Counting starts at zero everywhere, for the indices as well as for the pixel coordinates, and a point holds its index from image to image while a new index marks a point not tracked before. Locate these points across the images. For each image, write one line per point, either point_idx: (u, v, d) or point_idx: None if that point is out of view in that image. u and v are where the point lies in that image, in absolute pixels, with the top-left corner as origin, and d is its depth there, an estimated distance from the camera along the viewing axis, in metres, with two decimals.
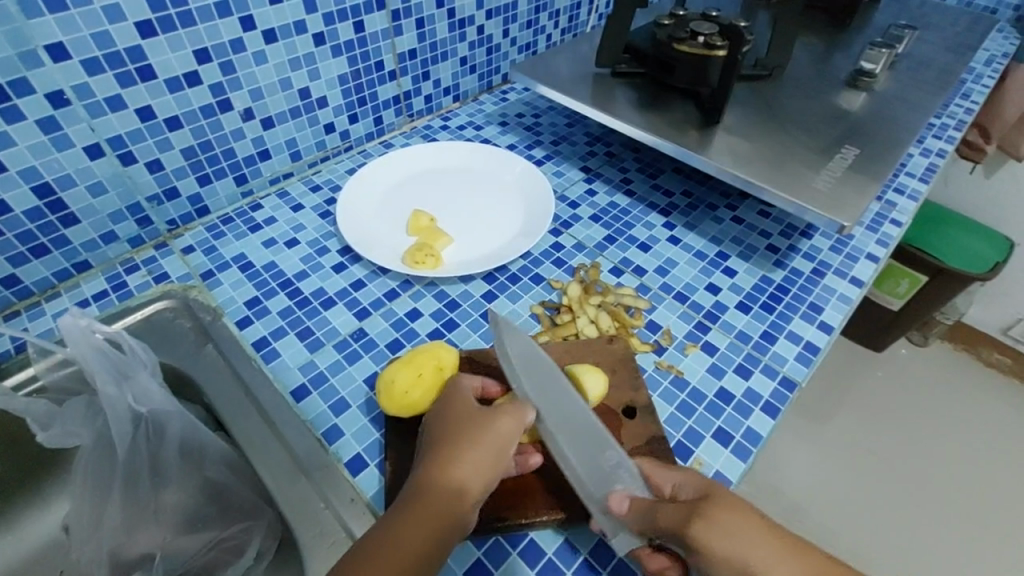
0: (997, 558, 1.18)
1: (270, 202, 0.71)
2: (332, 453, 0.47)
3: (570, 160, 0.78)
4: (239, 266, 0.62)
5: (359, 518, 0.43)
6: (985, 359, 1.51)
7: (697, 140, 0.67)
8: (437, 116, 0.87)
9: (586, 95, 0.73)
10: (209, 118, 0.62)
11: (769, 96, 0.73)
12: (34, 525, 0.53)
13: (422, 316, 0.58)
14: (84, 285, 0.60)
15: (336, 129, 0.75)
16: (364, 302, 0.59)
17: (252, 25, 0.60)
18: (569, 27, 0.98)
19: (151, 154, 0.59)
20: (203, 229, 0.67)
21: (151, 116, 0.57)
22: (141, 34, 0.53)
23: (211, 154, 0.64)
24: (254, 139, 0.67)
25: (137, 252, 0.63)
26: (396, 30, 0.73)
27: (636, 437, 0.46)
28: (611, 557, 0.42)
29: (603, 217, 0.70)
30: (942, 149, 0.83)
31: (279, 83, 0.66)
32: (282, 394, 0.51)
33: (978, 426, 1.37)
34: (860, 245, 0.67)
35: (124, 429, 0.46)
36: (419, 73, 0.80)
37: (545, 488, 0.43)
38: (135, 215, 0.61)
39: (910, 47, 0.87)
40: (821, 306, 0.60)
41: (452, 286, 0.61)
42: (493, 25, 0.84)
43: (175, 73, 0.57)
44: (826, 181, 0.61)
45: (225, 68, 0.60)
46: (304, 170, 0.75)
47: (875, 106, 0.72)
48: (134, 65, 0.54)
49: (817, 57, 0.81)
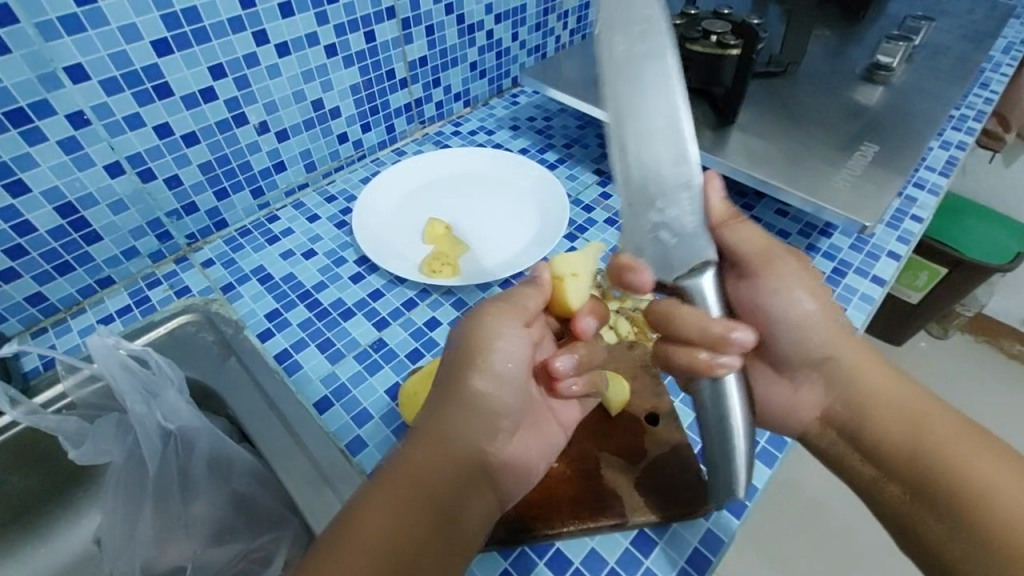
0: None
1: (286, 213, 0.72)
2: (357, 465, 0.47)
3: (583, 164, 0.78)
4: (259, 279, 0.63)
5: None
6: (1008, 350, 1.48)
7: (712, 141, 0.66)
8: (448, 122, 0.87)
9: (597, 98, 0.73)
10: (225, 133, 0.62)
11: (784, 94, 0.72)
12: (67, 537, 0.54)
13: (441, 325, 0.58)
14: (108, 300, 0.61)
15: (349, 139, 0.75)
16: (383, 312, 0.59)
17: (265, 39, 0.60)
18: (578, 28, 0.98)
19: (170, 170, 0.60)
20: (222, 242, 0.68)
21: (169, 133, 0.58)
22: (158, 52, 0.53)
23: (227, 168, 0.65)
24: (270, 151, 0.68)
25: (158, 267, 0.64)
26: (405, 38, 0.73)
27: (660, 444, 0.46)
28: (638, 563, 0.42)
29: (618, 220, 0.70)
30: (962, 141, 0.82)
31: (293, 95, 0.66)
32: (305, 407, 0.51)
33: (1001, 421, 1.35)
34: (881, 243, 0.66)
35: (155, 444, 0.48)
36: (429, 80, 0.80)
37: (570, 498, 0.43)
38: (156, 230, 0.62)
39: (928, 39, 0.85)
40: (842, 306, 0.59)
41: (469, 294, 0.61)
42: (502, 29, 0.84)
43: (191, 89, 0.57)
44: (846, 180, 0.60)
45: (240, 82, 0.61)
46: (318, 180, 0.75)
47: (893, 101, 0.71)
48: (152, 83, 0.55)
49: (831, 51, 0.80)
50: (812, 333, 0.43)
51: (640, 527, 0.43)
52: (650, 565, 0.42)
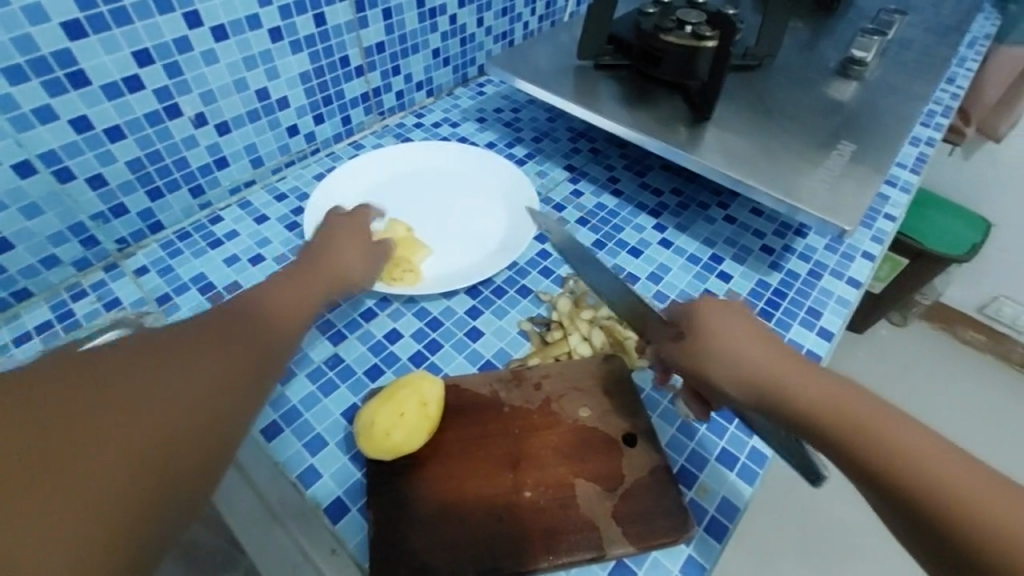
0: None
1: (231, 213, 0.66)
2: (309, 499, 0.43)
3: (554, 159, 0.74)
4: (199, 288, 0.57)
5: (342, 571, 0.40)
6: (961, 337, 1.53)
7: (687, 138, 0.63)
8: (410, 113, 0.81)
9: (567, 89, 0.69)
10: (156, 126, 0.56)
11: (759, 87, 0.69)
12: None
13: (402, 338, 0.54)
14: (26, 315, 0.54)
15: (300, 132, 0.69)
16: (338, 324, 0.54)
17: (198, 21, 0.54)
18: (547, 13, 0.93)
19: (91, 168, 0.53)
20: (158, 247, 0.61)
21: (89, 127, 0.51)
22: (69, 35, 0.47)
23: (161, 165, 0.58)
24: (209, 146, 0.61)
25: (84, 275, 0.58)
26: (360, 22, 0.67)
27: (638, 468, 0.43)
28: None
29: (590, 220, 0.66)
30: (930, 137, 0.81)
31: (234, 83, 0.60)
32: (252, 434, 0.46)
33: (953, 406, 1.40)
34: (855, 243, 0.65)
35: None
36: (388, 68, 0.74)
37: (543, 530, 0.40)
38: (79, 236, 0.56)
39: (898, 32, 0.84)
40: (819, 310, 0.58)
41: (433, 303, 0.57)
42: (466, 13, 0.79)
43: (113, 78, 0.51)
44: (823, 180, 0.58)
45: (170, 70, 0.54)
46: (267, 176, 0.69)
47: (867, 97, 0.70)
48: (65, 70, 0.48)
49: (804, 43, 0.78)
50: (760, 372, 0.38)
51: (618, 558, 0.40)
52: None
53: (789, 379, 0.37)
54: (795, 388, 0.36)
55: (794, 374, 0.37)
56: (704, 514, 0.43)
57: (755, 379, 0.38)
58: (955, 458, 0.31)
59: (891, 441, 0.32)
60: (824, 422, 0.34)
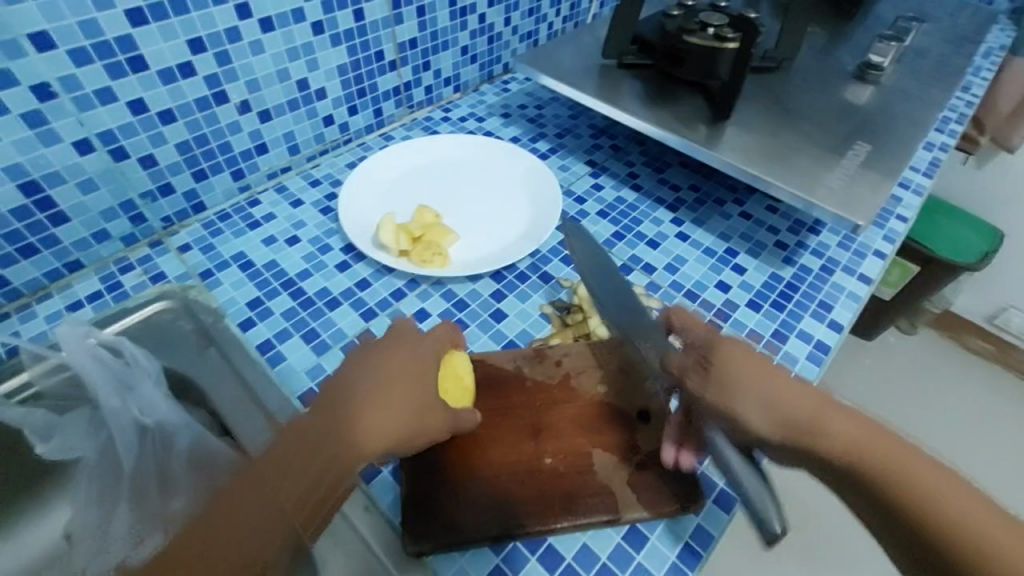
0: None
1: (268, 197, 0.69)
2: None
3: (576, 154, 0.77)
4: (239, 266, 0.60)
5: (375, 526, 0.43)
6: (970, 346, 1.54)
7: (706, 135, 0.65)
8: (437, 107, 0.84)
9: (591, 87, 0.71)
10: (204, 111, 0.59)
11: (777, 89, 0.72)
12: (24, 536, 0.50)
13: (431, 317, 0.56)
14: (77, 285, 0.58)
15: (335, 122, 0.73)
16: (370, 302, 0.57)
17: (247, 12, 0.57)
18: (571, 15, 0.96)
19: (144, 149, 0.57)
20: (199, 226, 0.64)
21: (144, 109, 0.55)
22: (132, 22, 0.50)
23: (206, 149, 0.62)
24: (251, 132, 0.65)
25: (131, 251, 0.61)
26: (396, 18, 0.70)
27: (653, 441, 0.46)
28: (630, 559, 0.42)
29: (610, 213, 0.69)
30: (945, 143, 0.83)
31: (277, 73, 0.63)
32: (290, 399, 0.49)
33: (959, 413, 1.41)
34: (867, 242, 0.67)
35: (131, 440, 0.47)
36: (419, 63, 0.77)
37: (563, 493, 0.43)
38: (128, 213, 0.59)
39: (915, 40, 0.86)
40: (830, 304, 0.60)
41: (459, 286, 0.60)
42: (495, 13, 0.82)
43: (168, 64, 0.54)
44: (838, 179, 0.61)
45: (220, 58, 0.58)
46: (302, 163, 0.72)
47: (883, 101, 0.72)
48: (125, 55, 0.51)
49: (822, 48, 0.81)
50: (799, 419, 0.38)
51: (632, 523, 0.43)
52: (641, 561, 0.42)
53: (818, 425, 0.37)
54: (835, 424, 0.37)
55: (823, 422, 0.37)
56: (715, 486, 0.45)
57: (785, 425, 0.38)
58: (974, 504, 0.34)
59: (918, 493, 0.34)
60: (867, 455, 0.36)
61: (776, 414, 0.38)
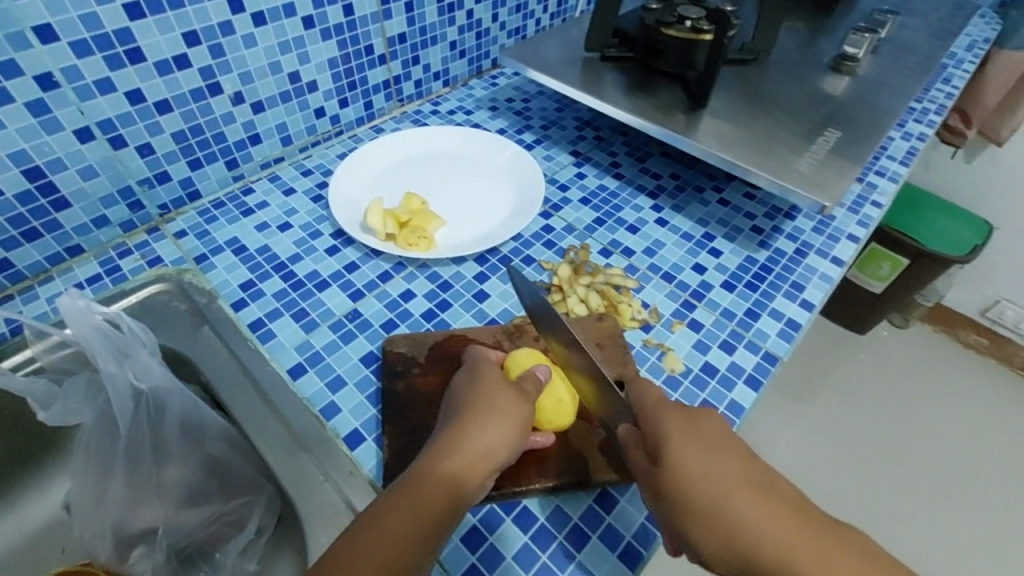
0: (958, 524, 1.24)
1: (261, 186, 0.71)
2: (330, 429, 0.48)
3: (560, 145, 0.79)
4: (233, 250, 0.63)
5: (358, 489, 0.45)
6: (962, 339, 1.56)
7: (684, 124, 0.68)
8: (427, 101, 0.87)
9: (574, 79, 0.74)
10: (199, 102, 0.62)
11: (754, 80, 0.74)
12: (32, 505, 0.54)
13: (416, 297, 0.59)
14: (78, 268, 0.60)
15: (326, 114, 0.75)
16: (358, 284, 0.60)
17: (240, 6, 0.60)
18: (558, 11, 0.99)
19: (142, 138, 0.59)
20: (195, 214, 0.67)
21: (142, 100, 0.57)
22: (129, 16, 0.53)
23: (201, 138, 0.64)
24: (244, 123, 0.67)
25: (129, 237, 0.64)
26: (385, 13, 0.73)
27: None
28: (601, 521, 0.44)
29: (592, 200, 0.71)
30: (923, 132, 0.85)
31: (269, 66, 0.66)
32: (280, 373, 0.52)
33: (951, 404, 1.43)
34: (841, 226, 0.69)
35: (125, 405, 0.47)
36: (409, 58, 0.80)
37: (536, 457, 0.45)
38: (127, 199, 0.62)
39: (893, 33, 0.88)
40: (803, 284, 0.62)
41: (444, 268, 0.62)
42: (482, 9, 0.85)
43: (164, 56, 0.57)
44: (809, 163, 0.63)
45: (214, 51, 0.60)
46: (295, 154, 0.75)
47: (857, 91, 0.74)
48: (123, 47, 0.54)
49: (801, 41, 0.83)
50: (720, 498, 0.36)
51: (602, 485, 0.45)
52: (612, 522, 0.44)
53: (746, 508, 0.36)
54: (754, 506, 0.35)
55: (747, 505, 0.36)
56: None
57: (707, 503, 0.36)
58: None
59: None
60: (788, 546, 0.34)
61: (703, 500, 0.36)
